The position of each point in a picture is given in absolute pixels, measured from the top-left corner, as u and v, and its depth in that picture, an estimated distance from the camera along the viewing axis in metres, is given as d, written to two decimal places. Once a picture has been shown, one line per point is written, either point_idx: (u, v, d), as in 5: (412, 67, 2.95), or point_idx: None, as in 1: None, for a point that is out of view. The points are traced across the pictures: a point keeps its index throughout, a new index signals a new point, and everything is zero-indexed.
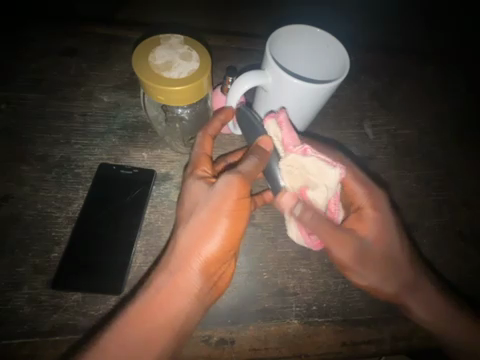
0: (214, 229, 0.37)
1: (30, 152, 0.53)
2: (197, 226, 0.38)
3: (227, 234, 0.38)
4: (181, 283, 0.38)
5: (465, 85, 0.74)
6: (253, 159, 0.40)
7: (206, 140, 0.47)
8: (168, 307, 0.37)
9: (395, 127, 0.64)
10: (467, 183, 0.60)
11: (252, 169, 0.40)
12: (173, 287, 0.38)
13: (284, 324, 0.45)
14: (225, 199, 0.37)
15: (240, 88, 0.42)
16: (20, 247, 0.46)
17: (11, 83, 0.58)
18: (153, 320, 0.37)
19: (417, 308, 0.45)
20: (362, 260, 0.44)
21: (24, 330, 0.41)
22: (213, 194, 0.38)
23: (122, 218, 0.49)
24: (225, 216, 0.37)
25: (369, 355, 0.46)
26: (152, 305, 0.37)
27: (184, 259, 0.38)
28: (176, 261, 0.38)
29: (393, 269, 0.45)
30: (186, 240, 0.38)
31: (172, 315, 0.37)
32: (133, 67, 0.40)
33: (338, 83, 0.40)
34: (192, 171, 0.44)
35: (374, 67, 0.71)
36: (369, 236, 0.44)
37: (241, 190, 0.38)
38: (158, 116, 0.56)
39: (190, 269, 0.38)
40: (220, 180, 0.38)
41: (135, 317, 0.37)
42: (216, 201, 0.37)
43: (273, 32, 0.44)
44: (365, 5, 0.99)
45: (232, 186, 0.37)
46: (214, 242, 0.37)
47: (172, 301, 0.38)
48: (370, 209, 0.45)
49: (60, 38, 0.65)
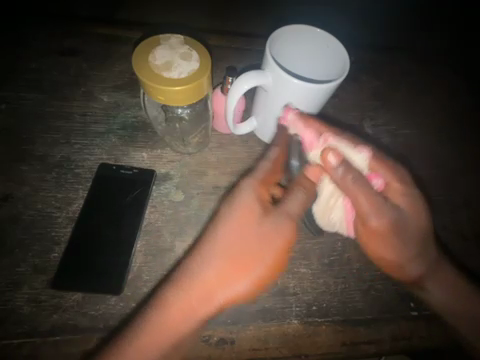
0: (249, 268, 0.42)
1: (30, 152, 0.53)
2: (230, 257, 0.42)
3: (257, 281, 0.43)
4: (200, 311, 0.41)
5: (465, 85, 0.74)
6: (300, 194, 0.44)
7: (277, 162, 0.46)
8: (181, 325, 0.41)
9: (395, 127, 0.64)
10: (467, 183, 0.60)
11: (301, 206, 0.44)
12: (191, 311, 0.41)
13: (283, 324, 0.45)
14: (273, 241, 0.43)
15: (240, 88, 0.43)
16: (20, 247, 0.46)
17: (11, 83, 0.58)
18: (165, 339, 0.40)
19: (412, 266, 0.46)
20: (392, 231, 0.42)
21: (24, 330, 0.41)
22: (259, 230, 0.43)
23: (122, 218, 0.49)
24: (264, 261, 0.43)
25: (369, 355, 0.46)
26: (168, 323, 0.40)
27: (209, 287, 0.41)
28: (202, 285, 0.41)
29: (417, 246, 0.45)
30: (216, 270, 0.42)
31: (182, 333, 0.41)
32: (133, 67, 0.40)
33: (337, 83, 0.40)
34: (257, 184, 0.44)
35: (373, 66, 0.71)
36: (403, 204, 0.43)
37: (288, 244, 0.43)
38: (158, 116, 0.57)
39: (216, 300, 0.41)
40: (276, 218, 0.43)
41: (151, 335, 0.40)
42: (262, 242, 0.43)
43: (274, 32, 0.44)
44: (365, 5, 0.99)
45: (283, 230, 0.43)
46: (247, 284, 0.42)
47: (187, 322, 0.41)
48: (396, 183, 0.42)
49: (59, 38, 0.65)
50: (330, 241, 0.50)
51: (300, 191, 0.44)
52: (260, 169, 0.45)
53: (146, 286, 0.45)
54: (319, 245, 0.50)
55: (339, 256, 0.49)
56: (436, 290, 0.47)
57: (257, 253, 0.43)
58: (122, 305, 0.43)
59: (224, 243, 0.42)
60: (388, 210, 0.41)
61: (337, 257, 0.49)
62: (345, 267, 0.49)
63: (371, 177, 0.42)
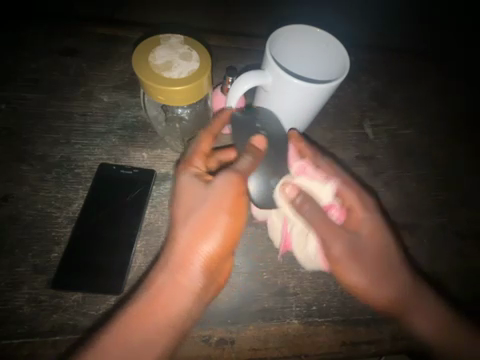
0: (215, 222, 0.39)
1: (30, 152, 0.53)
2: (194, 223, 0.40)
3: (226, 232, 0.40)
4: (184, 283, 0.39)
5: (465, 85, 0.74)
6: (248, 158, 0.42)
7: (208, 136, 0.45)
8: (170, 305, 0.39)
9: (395, 127, 0.64)
10: (467, 183, 0.60)
11: (249, 168, 0.41)
12: (173, 288, 0.39)
13: (283, 324, 0.45)
14: (225, 194, 0.40)
15: (240, 88, 0.43)
16: (20, 247, 0.46)
17: (11, 83, 0.58)
18: (152, 322, 0.38)
19: (383, 285, 0.45)
20: (351, 255, 0.46)
21: (24, 330, 0.41)
22: (212, 190, 0.40)
23: (122, 218, 0.49)
24: (225, 210, 0.40)
25: (369, 355, 0.46)
26: (153, 305, 0.39)
27: (181, 258, 0.39)
28: (176, 260, 0.39)
29: (391, 279, 0.46)
30: (185, 241, 0.39)
31: (174, 312, 0.39)
32: (133, 67, 0.40)
33: (338, 83, 0.40)
34: (186, 165, 0.44)
35: (373, 67, 0.71)
36: (366, 227, 0.46)
37: (240, 186, 0.40)
38: (158, 116, 0.57)
39: (193, 268, 0.39)
40: (219, 177, 0.41)
41: (135, 319, 0.38)
42: (220, 198, 0.40)
43: (273, 32, 0.44)
44: (366, 6, 0.99)
45: (232, 182, 0.40)
46: (215, 240, 0.40)
47: (175, 302, 0.39)
48: (360, 211, 0.47)
49: (60, 38, 0.65)
50: None
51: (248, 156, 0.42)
52: (193, 149, 0.45)
53: None
54: None
55: None
56: (421, 325, 0.45)
57: (215, 208, 0.40)
58: (122, 305, 0.43)
59: (185, 212, 0.40)
60: (345, 236, 0.46)
61: None
62: None
63: (329, 208, 0.47)
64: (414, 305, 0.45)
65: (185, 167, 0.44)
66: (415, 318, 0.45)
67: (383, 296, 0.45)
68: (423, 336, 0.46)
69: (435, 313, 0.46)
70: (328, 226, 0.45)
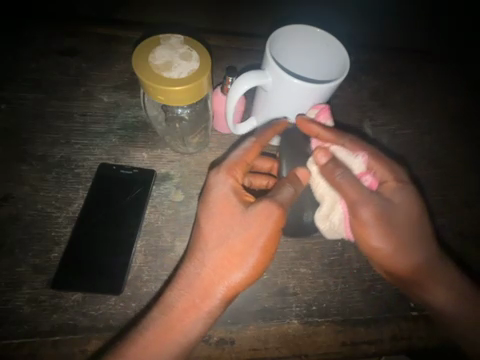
0: (245, 259, 0.39)
1: (30, 152, 0.53)
2: (226, 252, 0.40)
3: (255, 267, 0.40)
4: (203, 311, 0.39)
5: (465, 85, 0.74)
6: (289, 189, 0.41)
7: (254, 149, 0.45)
8: (185, 330, 0.39)
9: (395, 127, 0.64)
10: (467, 183, 0.60)
11: (289, 198, 0.41)
12: (192, 313, 0.39)
13: (283, 324, 0.45)
14: (263, 229, 0.39)
15: (240, 88, 0.43)
16: (20, 247, 0.46)
17: (11, 83, 0.58)
18: (170, 344, 0.39)
19: (405, 256, 0.42)
20: (383, 219, 0.41)
21: (24, 330, 0.41)
22: (252, 219, 0.39)
23: (122, 218, 0.49)
24: (257, 249, 0.39)
25: (369, 356, 0.46)
26: (170, 329, 0.39)
27: (206, 285, 0.39)
28: (200, 285, 0.39)
29: (414, 246, 0.42)
30: (211, 267, 0.39)
31: (188, 338, 0.39)
32: (133, 67, 0.40)
33: (337, 83, 0.40)
34: (221, 170, 0.43)
35: (373, 66, 0.71)
36: (397, 198, 0.42)
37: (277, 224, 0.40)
38: (158, 116, 0.56)
39: (214, 296, 0.39)
40: (261, 204, 0.40)
41: (154, 340, 0.38)
42: (256, 230, 0.39)
43: (273, 32, 0.44)
44: (366, 5, 0.99)
45: (271, 214, 0.40)
46: (242, 275, 0.39)
47: (190, 328, 0.39)
48: (393, 182, 0.43)
49: (60, 38, 0.65)
50: (330, 241, 0.50)
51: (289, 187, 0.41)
52: (232, 158, 0.44)
53: (146, 286, 0.45)
54: (319, 245, 0.50)
55: (339, 256, 0.49)
56: (437, 299, 0.44)
57: (249, 243, 0.39)
58: (122, 305, 0.43)
59: (218, 236, 0.40)
60: (374, 201, 0.41)
61: (337, 257, 0.49)
62: (345, 267, 0.49)
63: (362, 175, 0.43)
64: (438, 274, 0.44)
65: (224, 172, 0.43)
66: (435, 290, 0.44)
67: (411, 262, 0.43)
68: (443, 306, 0.44)
69: (455, 287, 0.44)
70: (355, 193, 0.41)
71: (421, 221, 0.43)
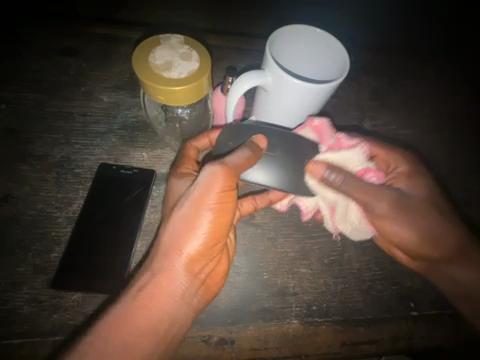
0: (198, 220, 0.37)
1: (30, 152, 0.53)
2: (176, 221, 0.37)
3: (210, 232, 0.38)
4: (169, 286, 0.39)
5: (465, 85, 0.74)
6: (244, 151, 0.37)
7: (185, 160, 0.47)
8: (155, 307, 0.38)
9: (395, 127, 0.64)
10: (467, 183, 0.60)
11: (241, 162, 0.37)
12: (157, 289, 0.38)
13: (283, 324, 0.45)
14: (208, 187, 0.36)
15: (240, 88, 0.43)
16: (20, 247, 0.46)
17: (11, 83, 0.58)
18: (138, 323, 0.37)
19: (431, 246, 0.46)
20: (402, 208, 0.45)
21: (24, 330, 0.41)
22: (195, 184, 0.37)
23: (122, 218, 0.49)
24: (209, 208, 0.37)
25: (369, 356, 0.46)
26: (139, 308, 0.37)
27: (166, 257, 0.38)
28: (160, 260, 0.38)
29: (431, 228, 0.46)
30: (167, 240, 0.38)
31: (157, 317, 0.38)
32: (133, 67, 0.40)
33: (338, 83, 0.40)
34: (177, 169, 0.46)
35: (373, 66, 0.71)
36: (409, 188, 0.47)
37: (224, 181, 0.36)
38: (158, 116, 0.57)
39: (176, 270, 0.39)
40: (205, 169, 0.37)
41: (118, 321, 0.37)
42: (200, 191, 0.37)
43: (273, 32, 0.44)
44: (366, 5, 0.99)
45: (215, 175, 0.36)
46: (197, 240, 0.38)
47: (160, 304, 0.38)
48: (407, 170, 0.48)
49: (59, 37, 0.65)
50: (330, 241, 0.50)
51: (240, 151, 0.37)
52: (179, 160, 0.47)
53: None
54: (319, 245, 0.50)
55: (339, 256, 0.49)
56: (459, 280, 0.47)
57: (197, 204, 0.37)
58: None
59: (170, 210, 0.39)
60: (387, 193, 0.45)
61: (337, 257, 0.49)
62: (345, 267, 0.49)
63: (365, 172, 0.46)
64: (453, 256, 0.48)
65: (176, 169, 0.46)
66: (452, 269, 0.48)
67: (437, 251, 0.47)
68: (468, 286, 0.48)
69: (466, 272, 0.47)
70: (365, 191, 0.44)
71: (431, 202, 0.47)
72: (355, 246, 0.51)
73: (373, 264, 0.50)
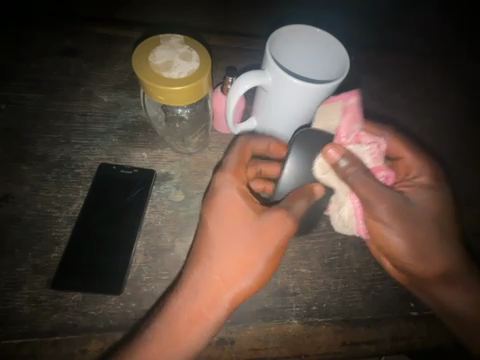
0: (254, 263, 0.42)
1: (30, 152, 0.53)
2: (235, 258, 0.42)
3: (260, 272, 0.42)
4: (210, 316, 0.41)
5: (465, 85, 0.74)
6: (304, 201, 0.43)
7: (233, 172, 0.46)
8: (193, 335, 0.40)
9: (395, 127, 0.64)
10: (467, 182, 0.60)
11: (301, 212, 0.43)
12: (197, 315, 0.41)
13: (283, 324, 0.45)
14: (270, 237, 0.43)
15: (240, 88, 0.43)
16: (20, 247, 0.46)
17: (11, 83, 0.58)
18: (179, 348, 0.40)
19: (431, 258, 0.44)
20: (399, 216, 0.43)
21: (24, 330, 0.41)
22: (261, 225, 0.43)
23: (122, 218, 0.49)
24: (265, 253, 0.42)
25: (369, 355, 0.46)
26: (178, 333, 0.40)
27: (218, 291, 0.41)
28: (210, 292, 0.41)
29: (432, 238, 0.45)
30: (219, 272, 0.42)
31: (194, 343, 0.40)
32: (133, 67, 0.40)
33: (338, 83, 0.40)
34: (230, 180, 0.45)
35: (373, 66, 0.71)
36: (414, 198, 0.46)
37: (288, 233, 0.43)
38: (158, 116, 0.57)
39: (221, 302, 0.41)
40: (272, 212, 0.43)
41: (159, 340, 0.40)
42: (265, 234, 0.42)
43: (273, 32, 0.44)
44: (366, 5, 0.99)
45: (277, 225, 0.43)
46: (249, 279, 0.42)
47: (198, 333, 0.40)
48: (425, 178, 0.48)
49: (59, 38, 0.65)
50: (330, 241, 0.50)
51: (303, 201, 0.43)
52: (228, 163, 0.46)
53: (146, 286, 0.45)
54: (319, 245, 0.50)
55: (339, 256, 0.49)
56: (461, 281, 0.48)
57: (257, 247, 0.42)
58: (122, 305, 0.43)
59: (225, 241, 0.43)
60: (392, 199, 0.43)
61: (337, 257, 0.49)
62: (345, 267, 0.49)
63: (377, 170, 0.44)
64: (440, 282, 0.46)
65: (228, 181, 0.45)
66: (444, 290, 0.46)
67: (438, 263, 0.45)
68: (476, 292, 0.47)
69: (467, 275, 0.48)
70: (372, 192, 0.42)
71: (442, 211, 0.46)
72: (355, 246, 0.50)
73: (373, 264, 0.50)
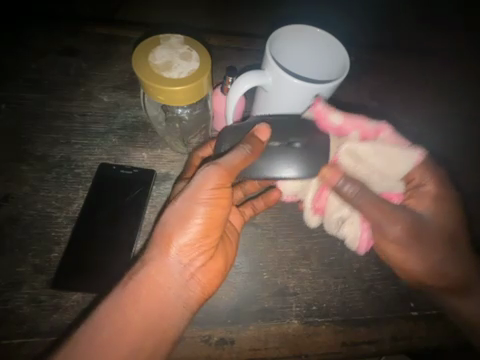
0: (192, 216, 0.39)
1: (30, 152, 0.53)
2: (172, 216, 0.39)
3: (203, 222, 0.39)
4: (160, 277, 0.39)
5: (466, 85, 0.74)
6: (242, 149, 0.39)
7: None
8: (144, 299, 0.38)
9: (395, 127, 0.64)
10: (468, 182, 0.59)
11: (236, 160, 0.39)
12: (148, 283, 0.38)
13: (283, 324, 0.45)
14: (204, 186, 0.39)
15: (240, 88, 0.43)
16: (20, 247, 0.46)
17: (11, 83, 0.58)
18: (130, 315, 0.37)
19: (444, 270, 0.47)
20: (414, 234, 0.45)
21: (23, 330, 0.41)
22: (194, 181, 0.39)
23: (122, 218, 0.49)
24: (203, 202, 0.39)
25: (369, 356, 0.46)
26: (127, 300, 0.37)
27: (161, 249, 0.39)
28: (154, 251, 0.39)
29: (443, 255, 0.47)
30: (160, 232, 0.39)
31: (147, 308, 0.38)
32: (133, 67, 0.40)
33: (338, 83, 0.40)
34: (184, 177, 0.48)
35: (374, 66, 0.71)
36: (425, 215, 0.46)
37: (220, 179, 0.39)
38: (158, 116, 0.57)
39: (169, 259, 0.39)
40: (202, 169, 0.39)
41: (113, 312, 0.37)
42: (200, 185, 0.39)
43: (273, 32, 0.44)
44: (367, 5, 0.99)
45: (209, 175, 0.39)
46: (191, 231, 0.39)
47: (148, 295, 0.38)
48: (432, 188, 0.45)
49: (59, 37, 0.65)
50: (330, 241, 0.50)
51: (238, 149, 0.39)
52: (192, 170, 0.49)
53: None
54: (319, 245, 0.50)
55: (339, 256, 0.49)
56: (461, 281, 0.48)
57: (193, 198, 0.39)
58: None
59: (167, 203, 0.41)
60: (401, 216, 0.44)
61: (337, 257, 0.49)
62: (345, 267, 0.49)
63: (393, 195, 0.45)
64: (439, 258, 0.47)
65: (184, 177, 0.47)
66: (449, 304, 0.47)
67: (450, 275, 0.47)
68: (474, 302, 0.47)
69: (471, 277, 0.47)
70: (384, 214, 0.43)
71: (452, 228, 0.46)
72: None
73: (373, 264, 0.50)
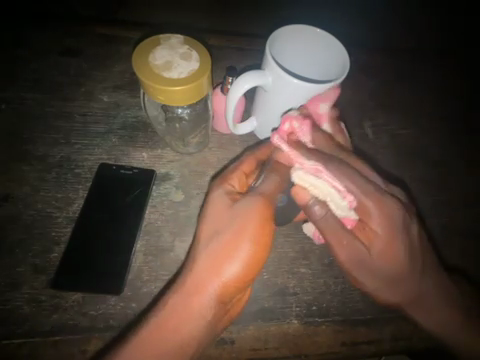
0: (235, 252, 0.38)
1: (30, 152, 0.53)
2: (217, 249, 0.39)
3: (247, 261, 0.38)
4: (198, 308, 0.39)
5: (465, 86, 0.74)
6: (273, 177, 0.41)
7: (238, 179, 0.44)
8: (180, 327, 0.39)
9: (395, 127, 0.64)
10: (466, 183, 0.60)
11: (272, 188, 0.40)
12: (190, 312, 0.39)
13: (283, 324, 0.45)
14: (250, 220, 0.38)
15: (240, 88, 0.43)
16: (20, 247, 0.46)
17: (12, 83, 0.58)
18: (167, 341, 0.39)
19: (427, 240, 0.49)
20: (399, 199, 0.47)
21: (24, 330, 0.41)
22: (240, 211, 0.39)
23: (123, 218, 0.49)
24: (249, 238, 0.38)
25: (369, 356, 0.46)
26: (163, 327, 0.39)
27: (202, 281, 0.39)
28: (195, 281, 0.39)
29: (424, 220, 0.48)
30: (203, 264, 0.39)
31: (181, 336, 0.39)
32: (133, 67, 0.40)
33: (338, 83, 0.41)
34: (222, 182, 0.43)
35: (374, 66, 0.71)
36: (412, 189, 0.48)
37: (264, 212, 0.39)
38: (158, 116, 0.56)
39: (208, 292, 0.39)
40: (246, 198, 0.40)
41: (150, 334, 0.39)
42: (245, 218, 0.39)
43: (273, 32, 0.44)
44: (366, 6, 0.99)
45: (255, 208, 0.39)
46: (235, 268, 0.38)
47: (185, 325, 0.39)
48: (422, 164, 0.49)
49: (59, 38, 0.65)
50: None
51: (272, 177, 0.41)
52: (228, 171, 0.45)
53: (146, 286, 0.45)
54: (319, 245, 0.50)
55: None
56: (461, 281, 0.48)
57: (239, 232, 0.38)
58: (122, 305, 0.43)
59: (211, 231, 0.40)
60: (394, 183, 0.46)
61: None
62: None
63: None
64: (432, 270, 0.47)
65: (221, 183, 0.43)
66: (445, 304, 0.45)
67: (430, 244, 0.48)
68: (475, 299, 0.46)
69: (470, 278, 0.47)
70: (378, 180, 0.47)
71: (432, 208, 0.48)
72: None
73: None
